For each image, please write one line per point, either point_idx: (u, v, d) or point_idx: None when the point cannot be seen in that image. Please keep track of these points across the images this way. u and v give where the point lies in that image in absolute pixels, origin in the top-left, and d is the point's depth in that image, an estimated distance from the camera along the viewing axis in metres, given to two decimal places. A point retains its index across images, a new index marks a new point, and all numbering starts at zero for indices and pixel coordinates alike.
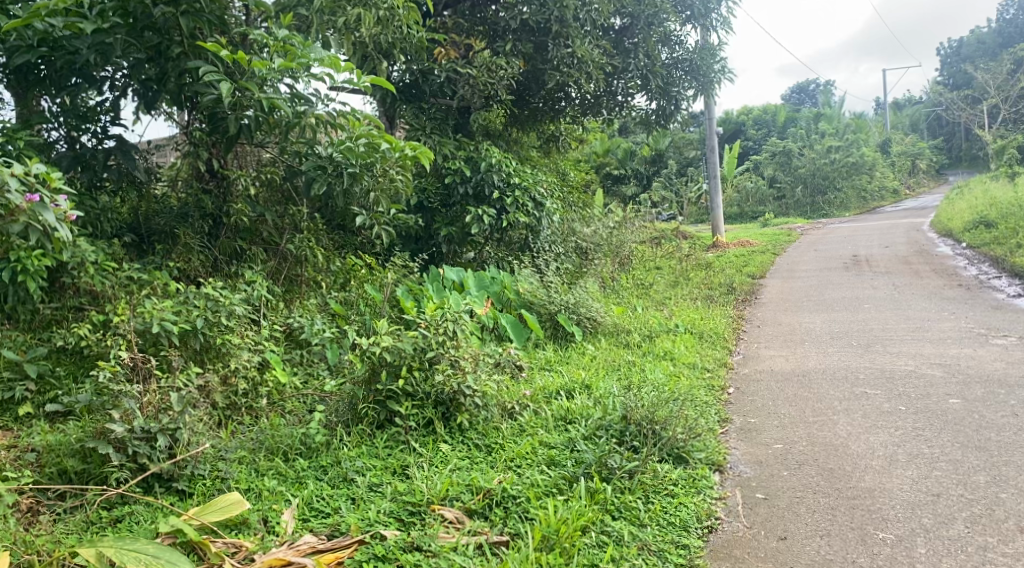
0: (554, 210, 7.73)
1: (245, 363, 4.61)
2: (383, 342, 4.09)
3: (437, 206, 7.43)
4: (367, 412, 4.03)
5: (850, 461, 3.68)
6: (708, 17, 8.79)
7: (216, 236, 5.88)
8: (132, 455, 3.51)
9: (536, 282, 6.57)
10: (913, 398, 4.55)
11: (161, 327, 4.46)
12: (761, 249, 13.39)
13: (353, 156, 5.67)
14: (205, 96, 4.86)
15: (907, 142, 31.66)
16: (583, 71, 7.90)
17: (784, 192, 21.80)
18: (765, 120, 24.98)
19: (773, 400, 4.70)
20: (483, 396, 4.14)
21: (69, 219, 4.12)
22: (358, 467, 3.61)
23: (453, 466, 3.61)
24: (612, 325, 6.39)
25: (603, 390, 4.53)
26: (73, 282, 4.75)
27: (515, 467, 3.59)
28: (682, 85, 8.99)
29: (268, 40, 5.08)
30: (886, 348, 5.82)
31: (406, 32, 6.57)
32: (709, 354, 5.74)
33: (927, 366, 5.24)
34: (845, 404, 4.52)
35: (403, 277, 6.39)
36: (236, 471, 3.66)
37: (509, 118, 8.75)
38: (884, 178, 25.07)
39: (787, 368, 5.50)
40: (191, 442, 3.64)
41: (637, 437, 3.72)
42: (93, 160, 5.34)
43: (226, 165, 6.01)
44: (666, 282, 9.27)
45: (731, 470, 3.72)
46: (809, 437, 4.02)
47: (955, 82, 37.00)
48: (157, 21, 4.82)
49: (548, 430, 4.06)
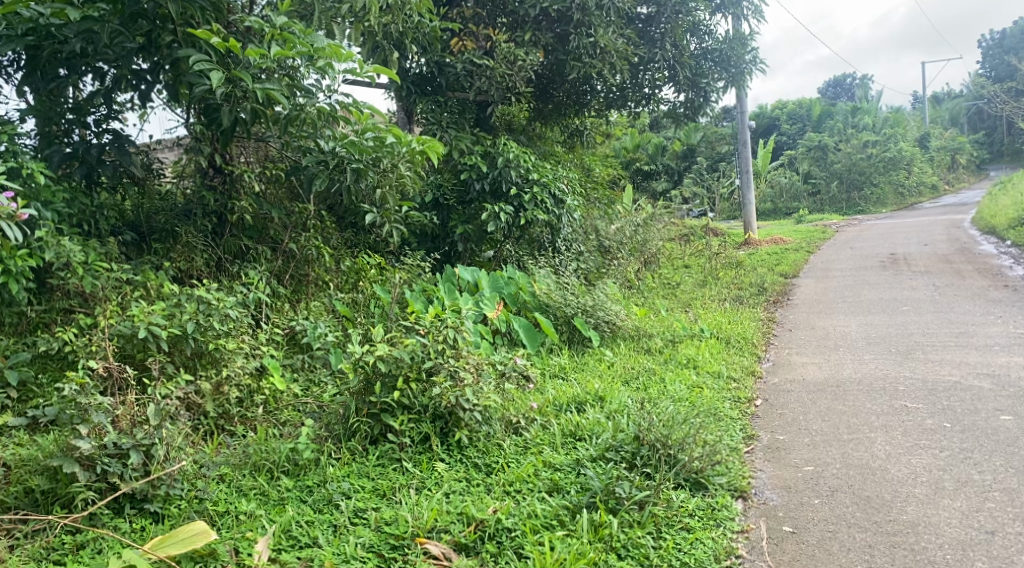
0: (574, 207, 7.38)
1: (238, 370, 4.34)
2: (378, 351, 3.79)
3: (454, 203, 7.05)
4: (359, 426, 3.75)
5: (890, 488, 3.31)
6: (739, 5, 8.42)
7: (220, 234, 5.62)
8: (102, 474, 3.25)
9: (553, 283, 6.24)
10: (959, 414, 4.15)
11: (148, 332, 4.17)
12: (795, 247, 12.93)
13: (358, 150, 5.40)
14: (196, 88, 4.57)
15: (948, 136, 30.68)
16: (606, 62, 7.55)
17: (819, 187, 21.15)
18: (799, 113, 24.49)
19: (805, 415, 4.32)
20: (485, 411, 3.83)
21: (22, 216, 3.93)
22: (344, 490, 3.34)
23: (447, 490, 3.33)
24: (633, 329, 6.02)
25: (617, 404, 4.19)
26: (61, 283, 4.49)
27: (514, 494, 3.29)
28: (712, 77, 8.60)
29: (264, 28, 4.82)
30: (927, 356, 5.41)
31: (418, 21, 6.32)
32: (737, 361, 5.37)
33: (974, 377, 4.82)
34: (883, 420, 4.12)
35: (414, 277, 6.11)
36: (215, 491, 3.42)
37: (531, 111, 8.46)
38: (923, 174, 24.28)
39: (821, 377, 5.10)
40: (169, 459, 3.38)
41: (649, 460, 3.39)
42: (88, 154, 5.00)
43: (231, 160, 5.74)
44: (693, 281, 8.91)
45: (756, 497, 3.35)
46: (843, 459, 3.64)
47: (997, 75, 35.91)
48: (147, 8, 4.55)
49: (555, 448, 3.74)
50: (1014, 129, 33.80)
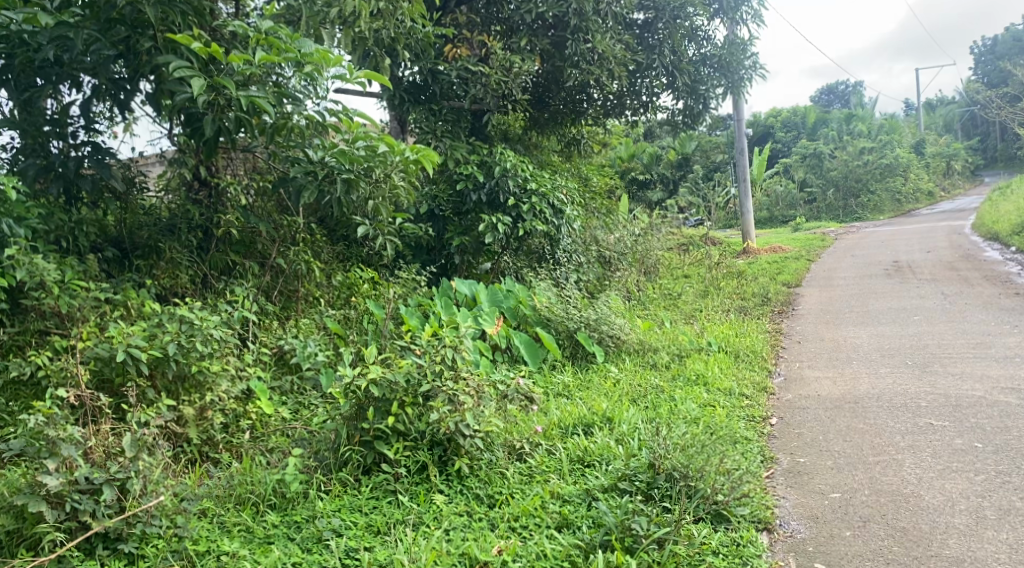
0: (574, 217, 7.15)
1: (222, 395, 4.10)
2: (370, 374, 3.56)
3: (450, 214, 6.83)
4: (351, 455, 3.51)
5: (926, 518, 3.09)
6: (738, 10, 8.20)
7: (206, 249, 5.37)
8: (72, 512, 3.00)
9: (555, 296, 6.00)
10: (989, 432, 3.91)
11: (127, 354, 3.90)
12: (795, 255, 12.71)
13: (348, 160, 5.11)
14: (178, 96, 4.30)
15: (943, 142, 30.62)
16: (604, 68, 7.35)
17: (816, 195, 21.04)
18: (794, 121, 24.40)
19: (824, 434, 4.08)
20: (486, 437, 3.58)
21: None
22: (335, 526, 3.11)
23: (447, 527, 3.09)
24: (638, 343, 5.76)
25: (626, 427, 3.93)
26: (36, 304, 4.23)
27: (520, 530, 3.06)
28: (711, 84, 8.38)
29: (249, 32, 4.55)
30: (946, 368, 5.17)
31: (410, 27, 6.10)
32: (748, 377, 5.12)
33: (999, 391, 4.57)
34: (909, 440, 3.88)
35: (410, 292, 5.87)
36: (196, 528, 3.16)
37: (528, 120, 8.25)
38: (921, 181, 24.11)
39: (835, 393, 4.86)
40: (146, 493, 3.12)
41: (668, 491, 3.15)
42: (65, 168, 4.73)
43: (217, 172, 5.54)
44: (695, 291, 8.67)
45: (782, 529, 3.13)
46: (872, 485, 3.40)
47: (991, 80, 35.89)
48: (124, 12, 4.29)
49: (562, 475, 3.49)
50: (1008, 135, 33.73)
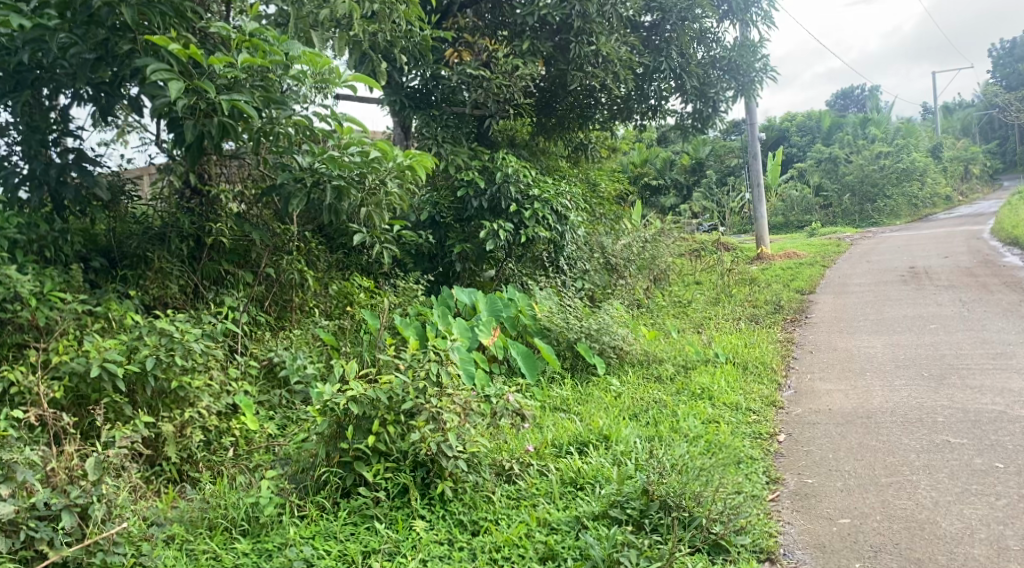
0: (578, 223, 6.95)
1: (203, 411, 3.93)
2: (351, 391, 3.35)
3: (451, 221, 6.59)
4: (328, 477, 3.34)
5: (943, 549, 2.87)
6: (747, 11, 7.97)
7: (198, 259, 5.16)
8: (27, 540, 2.81)
9: (557, 305, 5.80)
10: (1011, 451, 3.67)
11: (102, 370, 3.72)
12: (809, 261, 12.42)
13: (336, 165, 4.92)
14: (157, 100, 4.12)
15: (963, 146, 30.14)
16: (609, 71, 7.13)
17: (831, 200, 20.56)
18: (809, 125, 24.06)
19: (835, 453, 3.84)
20: (471, 458, 3.39)
21: None
22: (307, 555, 2.93)
23: (424, 558, 2.91)
24: (642, 354, 5.56)
25: (624, 445, 3.73)
26: (11, 317, 4.04)
27: (501, 562, 2.87)
28: (721, 86, 8.11)
29: (231, 34, 4.36)
30: (964, 381, 4.91)
31: (407, 29, 5.89)
32: (756, 390, 4.89)
33: (1020, 406, 4.33)
34: (924, 459, 3.65)
35: (406, 301, 5.69)
36: (162, 556, 3.02)
37: (533, 125, 8.07)
38: (940, 185, 23.69)
39: (848, 407, 4.62)
40: (108, 520, 2.97)
41: (661, 521, 2.96)
42: (46, 175, 4.53)
43: (209, 179, 5.37)
44: (706, 299, 8.45)
45: (785, 559, 2.91)
46: (885, 509, 3.18)
47: (1010, 84, 35.31)
48: (98, 13, 4.09)
49: (552, 499, 3.29)
50: None
